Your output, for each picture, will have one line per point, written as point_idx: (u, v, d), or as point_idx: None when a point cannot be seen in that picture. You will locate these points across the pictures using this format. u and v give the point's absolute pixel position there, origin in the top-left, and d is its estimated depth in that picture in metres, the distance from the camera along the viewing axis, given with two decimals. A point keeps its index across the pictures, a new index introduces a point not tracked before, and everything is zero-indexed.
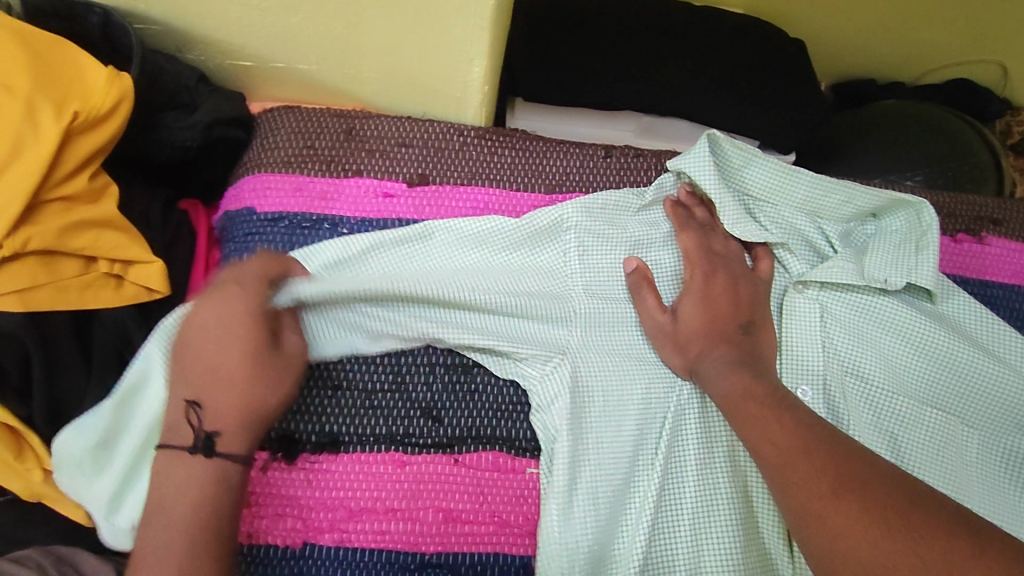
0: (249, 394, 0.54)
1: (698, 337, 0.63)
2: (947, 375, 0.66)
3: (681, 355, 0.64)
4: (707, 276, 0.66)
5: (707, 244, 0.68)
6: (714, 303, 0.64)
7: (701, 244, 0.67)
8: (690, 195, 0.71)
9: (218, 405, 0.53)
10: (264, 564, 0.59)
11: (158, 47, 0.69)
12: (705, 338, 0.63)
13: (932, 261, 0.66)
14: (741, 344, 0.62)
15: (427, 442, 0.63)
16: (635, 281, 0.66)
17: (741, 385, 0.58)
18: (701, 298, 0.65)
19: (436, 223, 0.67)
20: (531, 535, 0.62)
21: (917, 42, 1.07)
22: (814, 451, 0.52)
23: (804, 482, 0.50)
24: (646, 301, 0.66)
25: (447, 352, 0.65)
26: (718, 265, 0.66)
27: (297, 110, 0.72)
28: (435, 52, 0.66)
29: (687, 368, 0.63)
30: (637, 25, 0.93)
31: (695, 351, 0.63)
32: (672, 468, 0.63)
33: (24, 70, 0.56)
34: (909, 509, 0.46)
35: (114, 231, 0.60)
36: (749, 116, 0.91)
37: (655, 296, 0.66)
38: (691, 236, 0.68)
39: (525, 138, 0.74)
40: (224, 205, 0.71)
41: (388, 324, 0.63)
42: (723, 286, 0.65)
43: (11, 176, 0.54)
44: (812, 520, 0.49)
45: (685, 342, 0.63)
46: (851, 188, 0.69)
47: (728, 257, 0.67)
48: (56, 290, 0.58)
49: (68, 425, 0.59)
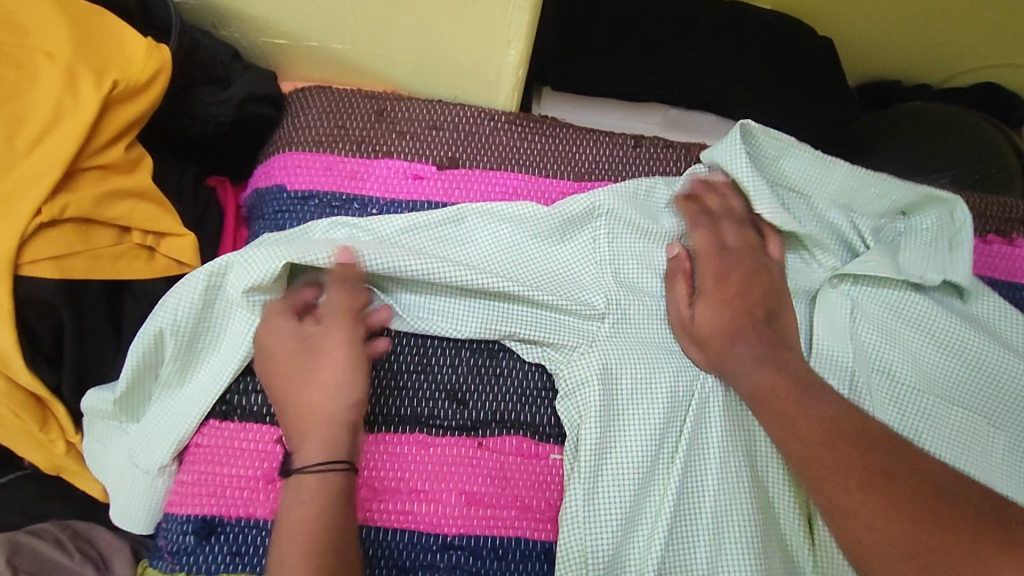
0: (302, 399, 0.56)
1: (720, 336, 0.62)
2: (975, 373, 0.65)
3: (704, 352, 0.64)
4: (721, 274, 0.65)
5: (719, 242, 0.67)
6: (743, 290, 0.64)
7: (714, 240, 0.67)
8: (703, 186, 0.70)
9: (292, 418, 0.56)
10: (373, 548, 0.59)
11: (193, 22, 0.69)
12: (727, 336, 0.62)
13: (968, 259, 0.67)
14: (768, 327, 0.62)
15: (452, 424, 0.63)
16: (672, 269, 0.67)
17: (768, 372, 0.58)
18: (720, 296, 0.64)
19: (468, 206, 0.67)
20: (553, 520, 0.62)
21: (946, 44, 1.07)
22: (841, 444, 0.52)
23: (832, 474, 0.50)
24: (677, 291, 0.66)
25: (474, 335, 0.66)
26: (732, 261, 0.65)
27: (329, 90, 0.72)
28: (471, 33, 0.66)
29: (709, 362, 0.63)
30: (666, 17, 0.92)
31: (716, 347, 0.62)
32: (694, 458, 0.62)
33: (65, 38, 0.56)
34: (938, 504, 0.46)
35: (148, 202, 0.61)
36: (776, 111, 0.91)
37: (686, 286, 0.66)
38: (702, 233, 0.67)
39: (555, 125, 0.74)
40: (254, 183, 0.72)
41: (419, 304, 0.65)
42: (750, 274, 0.65)
43: (52, 143, 0.55)
44: (840, 512, 0.49)
45: (706, 339, 0.63)
46: (888, 181, 0.68)
47: (743, 249, 0.66)
48: (91, 258, 0.58)
49: (92, 390, 0.62)
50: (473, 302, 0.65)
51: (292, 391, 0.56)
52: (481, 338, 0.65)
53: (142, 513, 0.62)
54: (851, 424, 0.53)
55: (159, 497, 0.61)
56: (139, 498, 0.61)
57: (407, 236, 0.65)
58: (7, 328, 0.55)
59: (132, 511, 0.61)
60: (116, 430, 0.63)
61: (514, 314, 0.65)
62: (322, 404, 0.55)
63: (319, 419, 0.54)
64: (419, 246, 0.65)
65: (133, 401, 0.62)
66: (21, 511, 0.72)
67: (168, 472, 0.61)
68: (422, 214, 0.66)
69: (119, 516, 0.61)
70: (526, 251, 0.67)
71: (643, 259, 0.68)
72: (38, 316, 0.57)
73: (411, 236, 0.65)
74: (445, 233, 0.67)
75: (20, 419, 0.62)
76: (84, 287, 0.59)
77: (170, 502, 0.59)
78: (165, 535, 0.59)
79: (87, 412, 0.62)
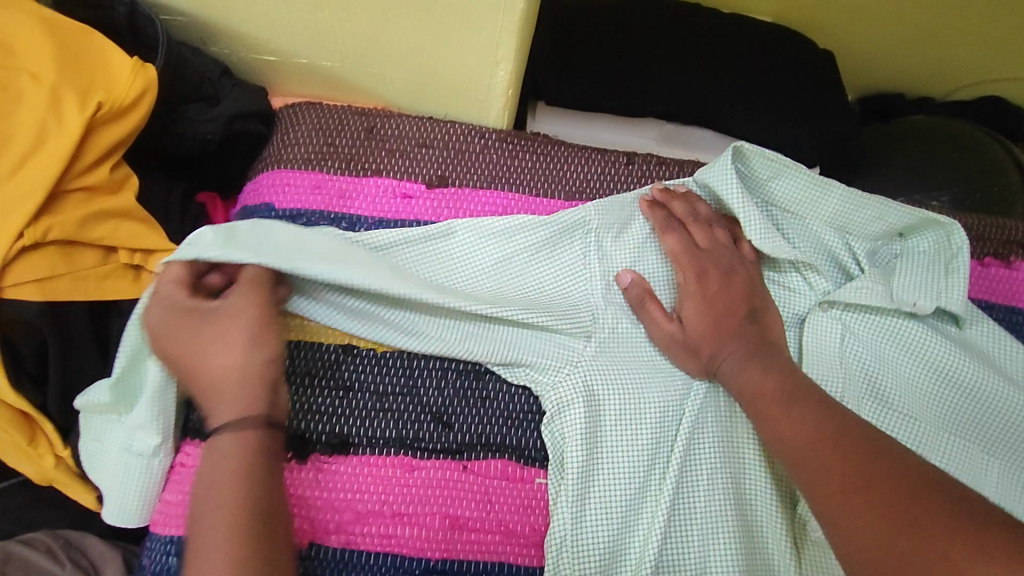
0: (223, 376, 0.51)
1: (709, 338, 0.62)
2: (967, 399, 0.64)
3: (696, 360, 0.63)
4: (700, 274, 0.64)
5: (695, 244, 0.66)
6: (715, 303, 0.63)
7: (689, 244, 0.66)
8: (663, 193, 0.68)
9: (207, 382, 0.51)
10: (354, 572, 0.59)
11: (182, 38, 0.69)
12: (716, 338, 0.62)
13: (963, 287, 0.65)
14: (755, 333, 0.62)
15: (437, 447, 0.62)
16: (636, 295, 0.65)
17: (755, 384, 0.57)
18: (701, 299, 0.64)
19: (458, 222, 0.66)
20: (537, 546, 0.61)
21: (949, 58, 1.05)
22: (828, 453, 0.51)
23: (818, 478, 0.49)
24: (652, 313, 0.64)
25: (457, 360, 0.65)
26: (708, 261, 0.65)
27: (318, 106, 0.72)
28: (461, 53, 0.66)
29: (704, 370, 0.63)
30: (664, 30, 0.91)
31: (707, 350, 0.62)
32: (683, 481, 0.61)
33: (51, 59, 0.56)
34: (913, 504, 0.45)
35: (132, 221, 0.61)
36: (775, 126, 0.89)
37: (659, 306, 0.64)
38: (675, 237, 0.66)
39: (546, 143, 0.73)
40: (242, 200, 0.71)
41: (400, 326, 0.64)
42: (722, 283, 0.64)
43: (35, 165, 0.55)
44: (826, 518, 0.48)
45: (697, 344, 0.63)
46: (885, 204, 0.67)
47: (717, 250, 0.66)
48: (75, 280, 0.58)
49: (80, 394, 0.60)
50: (455, 320, 0.64)
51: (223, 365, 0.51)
52: (467, 359, 0.64)
53: (136, 504, 0.60)
54: (846, 426, 0.51)
55: (153, 487, 0.60)
56: (133, 486, 0.59)
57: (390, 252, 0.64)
58: None
59: (125, 503, 0.60)
60: (110, 419, 0.60)
61: (497, 332, 0.64)
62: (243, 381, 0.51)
63: (231, 393, 0.50)
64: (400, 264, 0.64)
65: (126, 389, 0.59)
66: (13, 520, 0.72)
67: (163, 453, 0.59)
68: (410, 230, 0.64)
69: (110, 503, 0.60)
70: (507, 267, 0.66)
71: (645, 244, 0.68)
72: (24, 335, 0.57)
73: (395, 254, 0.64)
74: (435, 248, 0.66)
75: (8, 435, 0.62)
76: (68, 308, 0.59)
77: (154, 521, 0.59)
78: (149, 555, 0.59)
79: (83, 405, 0.60)
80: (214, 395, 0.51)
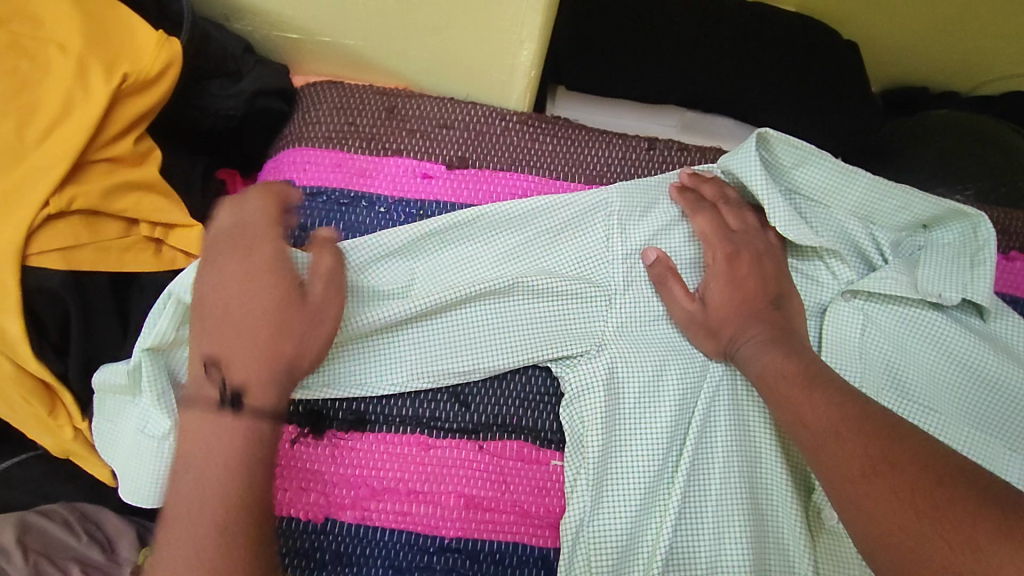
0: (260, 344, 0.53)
1: (730, 321, 0.62)
2: (991, 394, 0.63)
3: (715, 342, 0.63)
4: (730, 257, 0.64)
5: (721, 228, 0.65)
6: (741, 285, 0.63)
7: (718, 226, 0.65)
8: (692, 177, 0.68)
9: (236, 362, 0.53)
10: (368, 547, 0.59)
11: (206, 14, 0.69)
12: (737, 321, 0.62)
13: (989, 278, 0.64)
14: (775, 320, 0.61)
15: (453, 427, 0.62)
16: (659, 272, 0.65)
17: (775, 366, 0.57)
18: (727, 281, 0.64)
19: (483, 209, 0.65)
20: (552, 527, 0.61)
21: (977, 51, 1.03)
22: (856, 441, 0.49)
23: (835, 461, 0.49)
24: (673, 292, 0.64)
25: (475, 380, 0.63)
26: (739, 244, 0.65)
27: (339, 85, 0.72)
28: (486, 33, 0.65)
29: (722, 351, 0.62)
30: (687, 17, 0.90)
31: (728, 332, 0.62)
32: (700, 464, 0.61)
33: (78, 30, 0.57)
34: (938, 489, 0.44)
35: (156, 194, 0.61)
36: (797, 116, 0.89)
37: (681, 286, 0.64)
38: (705, 218, 0.66)
39: (567, 127, 0.73)
40: (263, 177, 0.71)
41: (416, 345, 0.63)
42: (748, 266, 0.64)
43: (61, 134, 0.55)
44: (847, 503, 0.48)
45: (717, 326, 0.63)
46: (911, 194, 0.66)
47: (746, 234, 0.66)
48: (98, 250, 0.59)
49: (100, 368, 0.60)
50: (454, 328, 0.63)
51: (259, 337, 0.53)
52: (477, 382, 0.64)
53: (150, 484, 0.60)
54: (871, 413, 0.51)
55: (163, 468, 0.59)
56: (147, 466, 0.59)
57: (383, 265, 0.64)
58: (15, 317, 0.55)
59: (138, 483, 0.60)
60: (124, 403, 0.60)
61: (499, 321, 0.64)
62: (282, 389, 0.54)
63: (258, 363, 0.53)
64: (390, 278, 0.64)
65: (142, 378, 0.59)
66: (33, 491, 0.72)
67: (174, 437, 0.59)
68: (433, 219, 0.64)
69: (125, 481, 0.60)
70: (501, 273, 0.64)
71: (674, 222, 0.68)
72: (47, 306, 0.58)
73: (388, 266, 0.64)
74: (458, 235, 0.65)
75: (28, 404, 0.62)
76: (91, 279, 0.59)
77: None
78: None
79: (98, 385, 0.60)
80: (243, 370, 0.52)
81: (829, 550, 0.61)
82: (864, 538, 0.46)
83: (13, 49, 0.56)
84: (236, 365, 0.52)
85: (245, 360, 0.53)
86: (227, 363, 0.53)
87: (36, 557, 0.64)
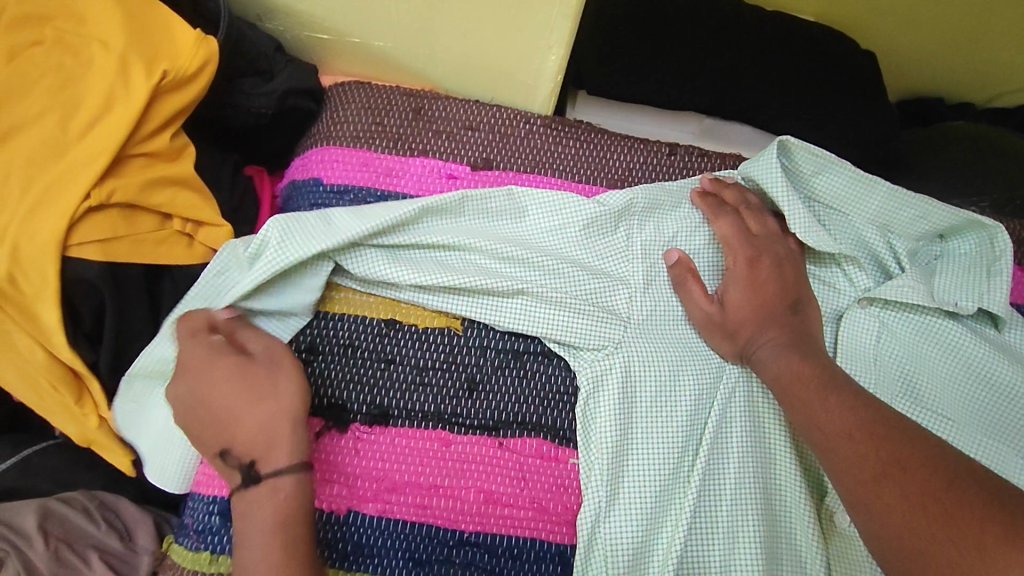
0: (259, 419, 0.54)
1: (748, 324, 0.63)
2: (1004, 403, 0.64)
3: (732, 343, 0.64)
4: (751, 261, 0.65)
5: (744, 232, 0.67)
6: (762, 289, 0.64)
7: (740, 231, 0.67)
8: (712, 182, 0.69)
9: (240, 435, 0.54)
10: (389, 539, 0.60)
11: (240, 14, 0.71)
12: (755, 324, 0.63)
13: (1006, 288, 0.65)
14: (794, 326, 0.62)
15: (473, 423, 0.64)
16: (679, 274, 0.66)
17: (794, 369, 0.58)
18: (746, 286, 0.64)
19: (519, 191, 0.68)
20: (569, 524, 0.62)
21: (994, 63, 1.04)
22: (870, 443, 0.50)
23: (850, 465, 0.50)
24: (691, 291, 0.66)
25: (500, 339, 0.66)
26: (760, 249, 0.66)
27: (367, 86, 0.73)
28: (514, 37, 0.67)
29: (738, 353, 0.64)
30: (707, 26, 0.92)
31: (745, 335, 0.63)
32: (716, 463, 0.62)
33: (119, 26, 0.58)
34: (948, 492, 0.45)
35: (189, 190, 0.63)
36: (815, 125, 0.90)
37: (700, 286, 0.66)
38: (727, 222, 0.67)
39: (590, 131, 0.75)
40: (291, 174, 0.73)
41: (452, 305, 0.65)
42: (768, 272, 0.65)
43: (102, 129, 0.57)
44: (861, 506, 0.49)
45: (735, 328, 0.64)
46: (928, 204, 0.67)
47: (768, 239, 0.67)
48: (133, 243, 0.60)
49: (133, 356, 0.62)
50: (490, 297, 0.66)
51: (253, 419, 0.54)
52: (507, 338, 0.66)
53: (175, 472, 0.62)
54: (884, 417, 0.52)
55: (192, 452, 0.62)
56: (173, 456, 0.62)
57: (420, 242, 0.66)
58: (52, 307, 0.56)
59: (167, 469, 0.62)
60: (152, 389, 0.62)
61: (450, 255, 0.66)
62: (284, 435, 0.54)
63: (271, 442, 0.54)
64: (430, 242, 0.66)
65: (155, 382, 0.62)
66: (53, 479, 0.73)
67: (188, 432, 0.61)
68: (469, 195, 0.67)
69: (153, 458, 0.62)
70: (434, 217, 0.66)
71: (696, 227, 0.69)
72: (81, 295, 0.59)
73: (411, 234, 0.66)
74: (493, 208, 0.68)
75: (58, 392, 0.63)
76: (125, 271, 0.60)
77: (197, 482, 0.61)
78: (192, 514, 0.61)
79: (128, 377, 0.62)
80: (247, 437, 0.54)
81: (842, 553, 0.62)
82: (876, 541, 0.47)
83: (58, 45, 0.58)
84: (240, 437, 0.54)
85: (247, 430, 0.54)
86: (232, 439, 0.54)
87: (56, 543, 0.64)
